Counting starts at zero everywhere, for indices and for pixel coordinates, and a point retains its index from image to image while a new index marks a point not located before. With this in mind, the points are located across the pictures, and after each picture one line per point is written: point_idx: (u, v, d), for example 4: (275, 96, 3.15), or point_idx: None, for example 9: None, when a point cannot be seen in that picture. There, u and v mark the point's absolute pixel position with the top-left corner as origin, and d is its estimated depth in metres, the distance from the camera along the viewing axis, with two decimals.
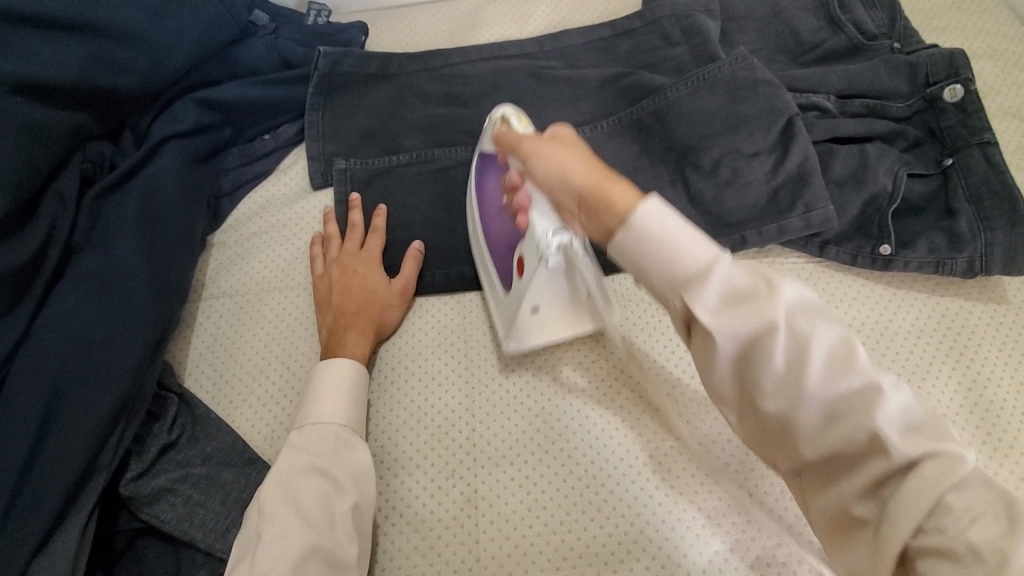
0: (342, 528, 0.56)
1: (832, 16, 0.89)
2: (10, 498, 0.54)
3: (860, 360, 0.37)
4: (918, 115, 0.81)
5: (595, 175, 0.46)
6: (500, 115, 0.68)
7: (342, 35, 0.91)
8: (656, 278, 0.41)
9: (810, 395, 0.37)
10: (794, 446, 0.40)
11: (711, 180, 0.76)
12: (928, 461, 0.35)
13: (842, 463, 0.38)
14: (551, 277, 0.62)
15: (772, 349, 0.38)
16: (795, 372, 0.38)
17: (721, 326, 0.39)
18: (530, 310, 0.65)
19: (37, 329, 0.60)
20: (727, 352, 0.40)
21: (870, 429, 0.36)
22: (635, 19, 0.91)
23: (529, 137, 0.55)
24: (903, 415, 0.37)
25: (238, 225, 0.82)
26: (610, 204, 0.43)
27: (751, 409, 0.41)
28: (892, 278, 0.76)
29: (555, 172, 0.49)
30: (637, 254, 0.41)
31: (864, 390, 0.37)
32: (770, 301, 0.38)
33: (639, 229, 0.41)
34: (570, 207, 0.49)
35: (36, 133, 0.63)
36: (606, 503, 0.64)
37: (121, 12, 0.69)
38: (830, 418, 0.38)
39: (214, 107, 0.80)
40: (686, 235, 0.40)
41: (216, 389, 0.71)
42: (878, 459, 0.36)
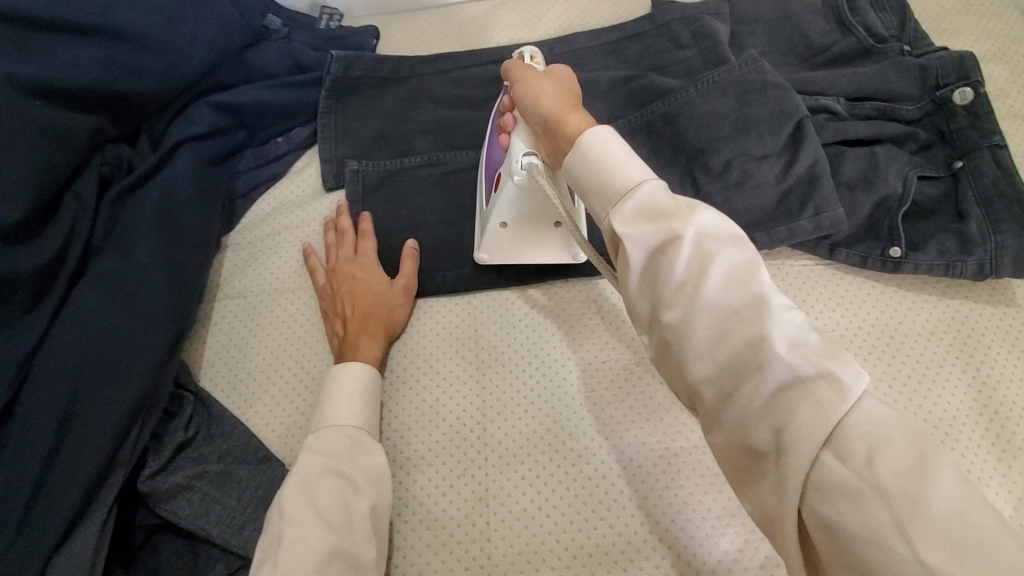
0: (361, 529, 0.57)
1: (842, 19, 0.89)
2: (33, 493, 0.55)
3: (761, 279, 0.41)
4: (928, 118, 0.81)
5: (561, 107, 0.54)
6: (518, 52, 0.70)
7: (354, 39, 0.92)
8: (594, 195, 0.48)
9: (705, 305, 0.41)
10: (687, 362, 0.42)
11: (721, 182, 0.76)
12: (818, 380, 0.37)
13: (735, 381, 0.41)
14: (519, 197, 0.66)
15: (676, 261, 0.42)
16: (694, 283, 0.41)
17: (632, 236, 0.44)
18: (498, 225, 0.70)
19: (58, 327, 0.61)
20: (638, 263, 0.44)
21: (762, 341, 0.39)
22: (645, 22, 0.91)
23: (528, 69, 0.61)
24: (794, 337, 0.39)
25: (252, 226, 0.83)
26: (565, 128, 0.52)
27: (658, 326, 0.44)
28: (902, 280, 0.76)
29: (535, 101, 0.57)
30: (582, 171, 0.48)
31: (756, 305, 0.40)
32: (684, 218, 0.42)
33: (585, 151, 0.48)
34: (540, 132, 0.58)
35: (58, 135, 0.65)
36: (616, 503, 0.64)
37: (140, 17, 0.70)
38: (724, 330, 0.41)
39: (228, 110, 0.81)
40: (623, 162, 0.46)
41: (232, 388, 0.72)
42: (765, 371, 0.39)
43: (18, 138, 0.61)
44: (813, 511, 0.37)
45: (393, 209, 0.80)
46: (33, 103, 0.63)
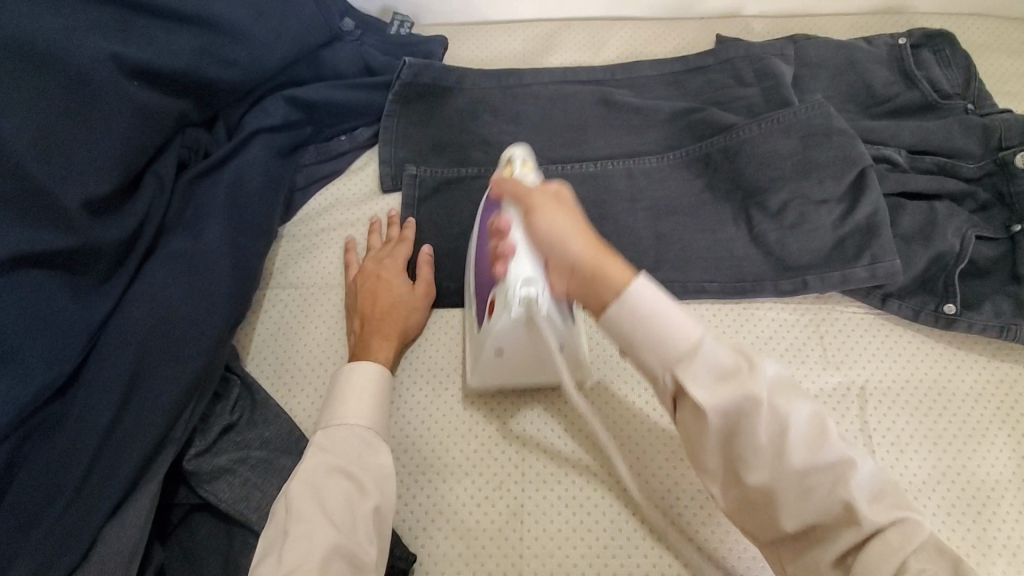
0: (364, 530, 0.55)
1: (907, 72, 0.90)
2: (92, 460, 0.57)
3: (832, 436, 0.44)
4: (988, 178, 0.80)
5: (594, 252, 0.49)
6: (507, 157, 0.64)
7: (423, 47, 0.94)
8: (648, 352, 0.46)
9: (791, 467, 0.43)
10: (775, 518, 0.45)
11: (776, 222, 0.77)
12: (893, 531, 0.43)
13: (820, 532, 0.45)
14: (515, 327, 0.60)
15: (757, 424, 0.43)
16: (775, 447, 0.44)
17: (711, 404, 0.44)
18: (492, 352, 0.64)
19: (127, 302, 0.63)
20: (715, 428, 0.45)
21: (845, 502, 0.43)
22: (708, 57, 0.92)
23: (538, 191, 0.54)
24: (869, 485, 0.44)
25: (309, 218, 0.84)
26: (606, 281, 0.47)
27: (737, 483, 0.46)
28: (953, 336, 0.76)
29: (555, 240, 0.51)
30: (636, 326, 0.46)
31: (836, 464, 0.43)
32: (755, 380, 0.44)
33: (631, 305, 0.46)
34: (561, 271, 0.51)
35: (147, 117, 0.67)
36: (652, 531, 0.64)
37: (233, 10, 0.73)
38: (805, 491, 0.44)
39: (300, 105, 0.83)
40: (678, 319, 0.46)
41: (277, 376, 0.73)
42: (849, 528, 0.43)
43: (113, 118, 0.64)
44: None
45: (447, 216, 0.81)
46: (130, 83, 0.65)
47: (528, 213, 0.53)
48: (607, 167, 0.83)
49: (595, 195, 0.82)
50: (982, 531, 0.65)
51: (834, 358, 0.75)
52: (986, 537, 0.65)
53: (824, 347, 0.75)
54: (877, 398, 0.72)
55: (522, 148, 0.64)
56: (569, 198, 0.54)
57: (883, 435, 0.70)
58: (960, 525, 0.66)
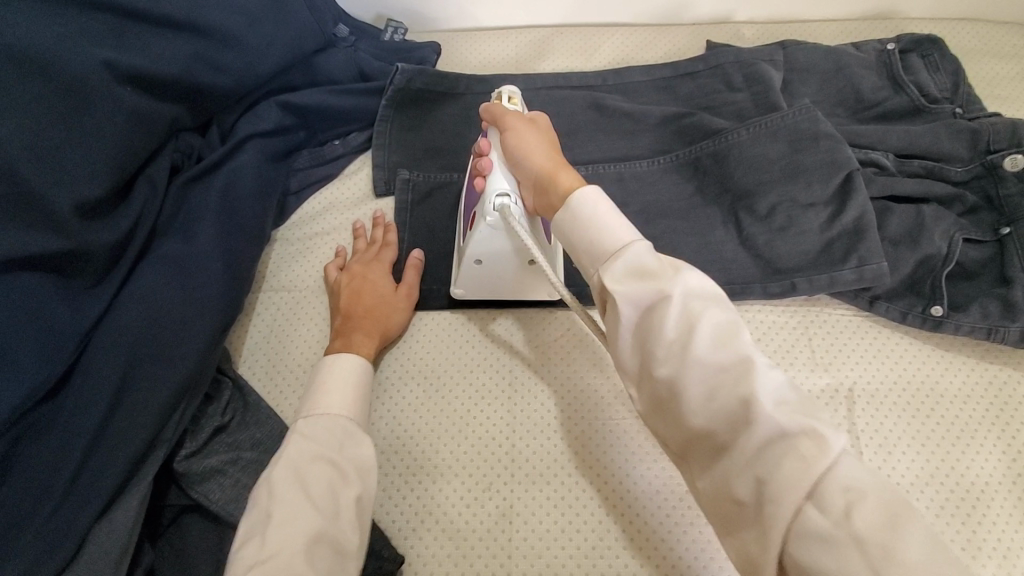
0: (347, 518, 0.55)
1: (895, 77, 0.91)
2: (82, 459, 0.57)
3: (742, 339, 0.45)
4: (976, 181, 0.81)
5: (551, 165, 0.59)
6: (502, 93, 0.73)
7: (416, 53, 0.95)
8: (585, 250, 0.52)
9: (695, 362, 0.44)
10: (682, 417, 0.45)
11: (765, 225, 0.78)
12: (804, 437, 0.41)
13: (722, 439, 0.44)
14: (494, 236, 0.66)
15: (666, 319, 0.46)
16: (682, 344, 0.45)
17: (626, 295, 0.48)
18: (473, 261, 0.70)
19: (119, 305, 0.64)
20: (630, 320, 0.48)
21: (744, 400, 0.43)
22: (699, 62, 0.93)
23: (513, 116, 0.66)
24: (776, 393, 0.43)
25: (303, 221, 0.85)
26: (559, 186, 0.57)
27: (648, 382, 0.47)
28: (941, 339, 0.76)
29: (523, 153, 0.62)
30: (575, 232, 0.53)
31: (740, 364, 0.44)
32: (671, 279, 0.47)
33: (575, 211, 0.53)
34: (528, 184, 0.62)
35: (141, 121, 0.68)
36: (640, 535, 0.64)
37: (227, 16, 0.74)
38: (712, 388, 0.44)
39: (294, 110, 0.84)
40: (612, 223, 0.51)
41: (268, 377, 0.74)
42: (747, 430, 0.42)
43: (107, 123, 0.65)
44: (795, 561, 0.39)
45: (438, 220, 0.82)
46: (123, 88, 0.66)
47: (504, 133, 0.65)
48: (597, 171, 0.84)
49: None
50: (973, 533, 0.65)
51: (823, 360, 0.75)
52: (976, 539, 0.65)
53: (812, 349, 0.76)
54: (864, 399, 0.72)
55: (513, 88, 0.74)
56: (539, 125, 0.67)
57: (871, 437, 0.70)
58: (950, 529, 0.66)
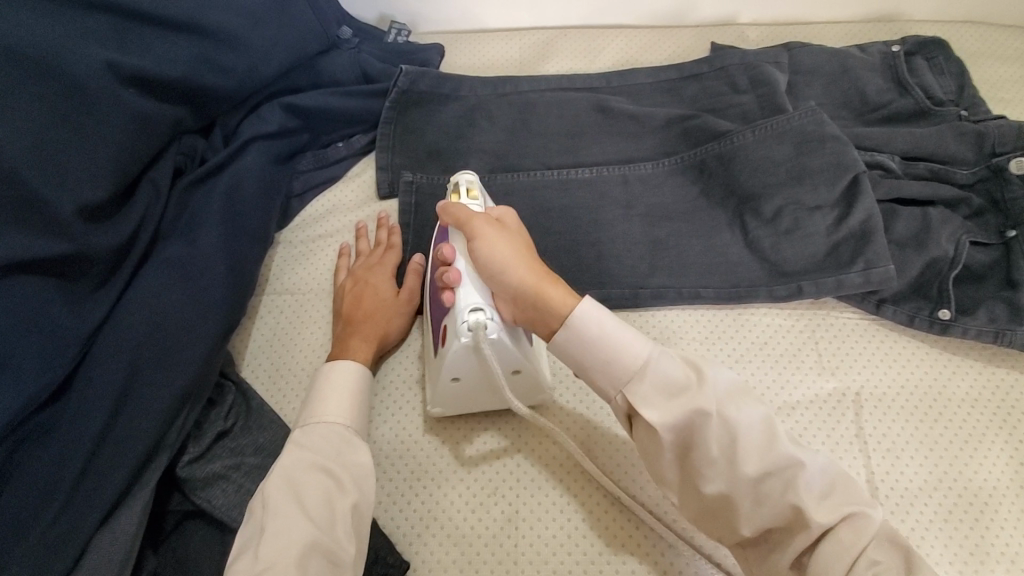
0: (343, 527, 0.55)
1: (900, 79, 0.91)
2: (84, 464, 0.57)
3: (780, 442, 0.50)
4: (982, 184, 0.81)
5: (536, 277, 0.57)
6: (456, 182, 0.68)
7: (420, 54, 0.94)
8: (601, 376, 0.55)
9: (742, 477, 0.49)
10: (734, 525, 0.51)
11: (771, 228, 0.77)
12: (844, 526, 0.48)
13: (777, 535, 0.51)
14: (468, 356, 0.61)
15: (707, 439, 0.50)
16: (728, 458, 0.50)
17: (665, 422, 0.51)
18: (448, 380, 0.64)
19: (122, 308, 0.64)
20: (670, 441, 0.52)
21: (794, 505, 0.49)
22: (704, 64, 0.93)
23: (478, 217, 0.62)
24: (818, 485, 0.50)
25: (306, 224, 0.85)
26: (550, 305, 0.56)
27: (697, 496, 0.52)
28: (949, 342, 0.76)
29: (497, 265, 0.58)
30: (586, 351, 0.55)
31: (785, 467, 0.49)
32: (703, 394, 0.50)
33: (579, 330, 0.55)
34: (507, 299, 0.59)
35: (143, 123, 0.68)
36: (647, 541, 0.64)
37: (230, 18, 0.73)
38: (758, 495, 0.49)
39: (297, 112, 0.83)
40: (627, 341, 0.54)
41: (272, 381, 0.73)
42: (801, 526, 0.49)
43: (110, 125, 0.64)
44: None
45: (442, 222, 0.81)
46: (126, 90, 0.66)
47: (471, 240, 0.61)
48: (601, 173, 0.84)
49: (590, 201, 0.82)
50: (981, 538, 0.65)
51: (831, 363, 0.75)
52: (983, 544, 0.65)
53: (819, 352, 0.75)
54: (872, 403, 0.72)
55: (469, 175, 0.70)
56: (509, 224, 0.64)
57: (879, 442, 0.70)
58: (958, 533, 0.65)
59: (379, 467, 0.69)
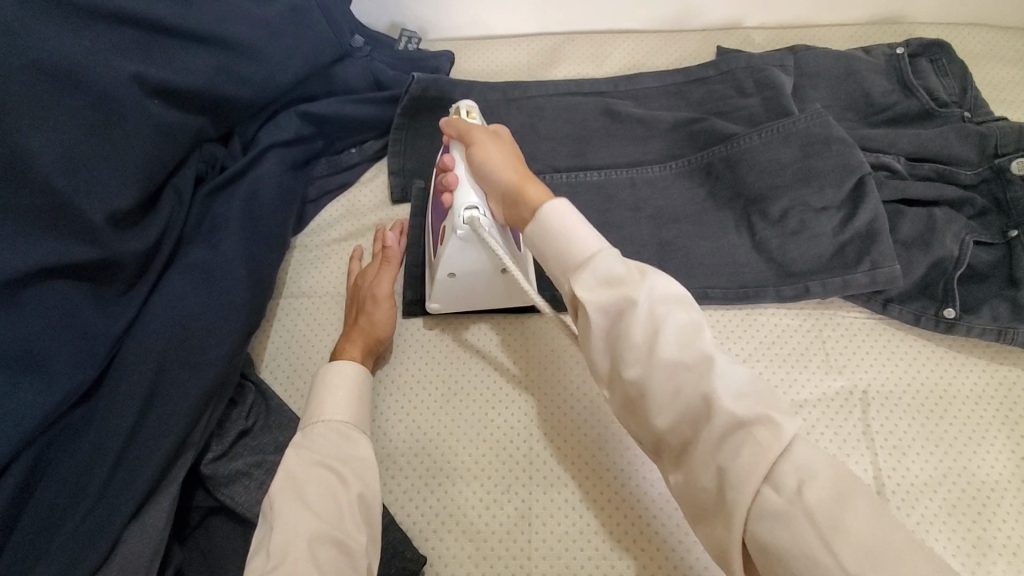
0: (351, 518, 0.56)
1: (905, 82, 0.92)
2: (115, 461, 0.59)
3: (703, 338, 0.48)
4: (985, 184, 0.82)
5: (518, 177, 0.61)
6: (456, 109, 0.74)
7: (430, 62, 0.97)
8: (554, 261, 0.55)
9: (659, 360, 0.48)
10: (649, 415, 0.50)
11: (778, 229, 0.79)
12: (761, 426, 0.45)
13: (689, 434, 0.48)
14: (466, 248, 0.67)
15: (632, 326, 0.49)
16: (649, 344, 0.49)
17: (593, 303, 0.51)
18: (446, 276, 0.70)
19: (148, 311, 0.66)
20: (600, 326, 0.51)
21: (707, 397, 0.47)
22: (710, 68, 0.94)
23: (477, 130, 0.68)
24: (735, 386, 0.47)
25: (321, 228, 0.87)
26: (526, 197, 0.59)
27: (620, 382, 0.51)
28: (954, 340, 0.77)
29: (489, 164, 0.63)
30: (544, 240, 0.56)
31: (703, 362, 0.48)
32: (638, 285, 0.50)
33: (543, 222, 0.56)
34: (497, 196, 0.63)
35: (167, 134, 0.70)
36: (657, 537, 0.65)
37: (249, 29, 0.75)
38: (674, 386, 0.48)
39: (313, 120, 0.85)
40: (582, 231, 0.55)
41: (290, 381, 0.75)
42: (709, 419, 0.47)
43: (137, 136, 0.67)
44: (756, 540, 0.44)
45: None
46: (150, 101, 0.68)
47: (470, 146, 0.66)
48: (610, 176, 0.85)
49: (598, 204, 0.84)
50: (982, 531, 0.66)
51: (837, 362, 0.76)
52: (985, 537, 0.66)
53: (827, 352, 0.77)
54: (878, 401, 0.73)
55: (469, 102, 0.75)
56: (504, 138, 0.68)
57: (886, 439, 0.71)
58: (961, 526, 0.66)
59: (396, 465, 0.70)
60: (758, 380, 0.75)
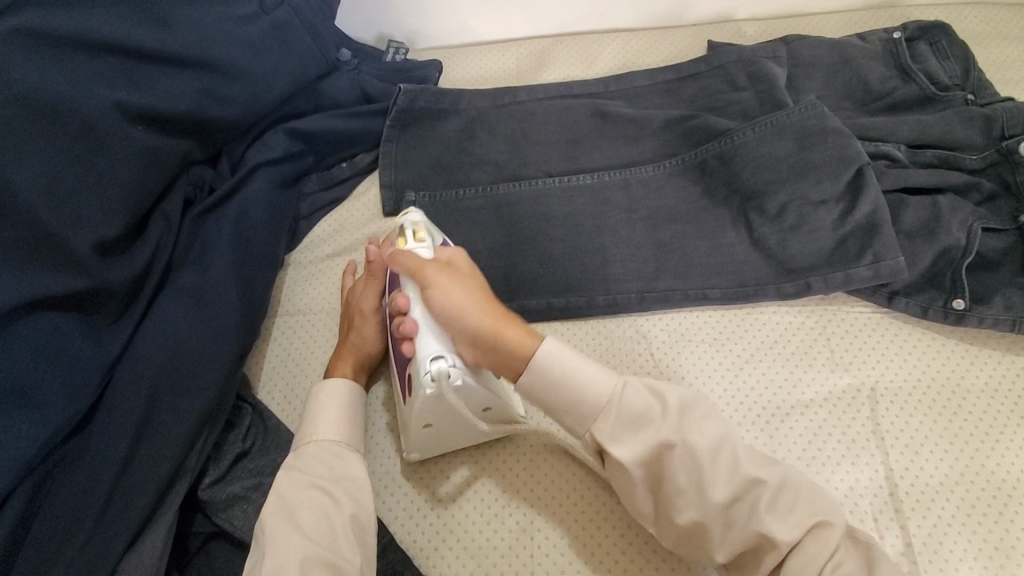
0: (345, 540, 0.56)
1: (904, 67, 0.89)
2: (110, 490, 0.59)
3: (742, 465, 0.52)
4: (993, 168, 0.80)
5: (493, 320, 0.57)
6: (403, 226, 0.67)
7: (418, 72, 0.96)
8: (564, 412, 0.56)
9: (708, 503, 0.51)
10: (709, 552, 0.53)
11: (776, 225, 0.77)
12: (810, 539, 0.51)
13: (749, 559, 0.53)
14: (435, 406, 0.60)
15: (676, 467, 0.53)
16: (695, 486, 0.52)
17: (630, 454, 0.54)
18: (420, 426, 0.64)
19: (140, 337, 0.66)
20: (641, 477, 0.54)
21: (757, 528, 0.51)
22: (701, 63, 0.92)
23: (430, 264, 0.61)
24: (779, 500, 0.52)
25: (313, 245, 0.86)
26: (508, 345, 0.56)
27: (670, 524, 0.55)
28: (965, 332, 0.75)
29: (455, 312, 0.58)
30: (549, 394, 0.56)
31: (745, 483, 0.51)
32: (667, 424, 0.53)
33: (540, 373, 0.56)
34: (467, 344, 0.58)
35: (153, 159, 0.70)
36: (661, 546, 0.64)
37: (231, 49, 0.75)
38: (727, 520, 0.52)
39: (301, 137, 0.85)
40: (592, 375, 0.55)
41: (287, 401, 0.75)
42: (766, 545, 0.51)
43: (122, 164, 0.67)
44: None
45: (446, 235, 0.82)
46: (134, 127, 0.68)
47: (426, 288, 0.59)
48: (603, 179, 0.84)
49: (592, 208, 0.82)
50: (1004, 532, 0.63)
51: (843, 359, 0.74)
52: (1008, 538, 0.63)
53: (832, 348, 0.75)
54: (888, 398, 0.71)
55: (415, 216, 0.69)
56: (459, 267, 0.63)
57: (898, 437, 0.69)
58: (982, 527, 0.64)
59: (395, 481, 0.70)
60: (762, 382, 0.73)
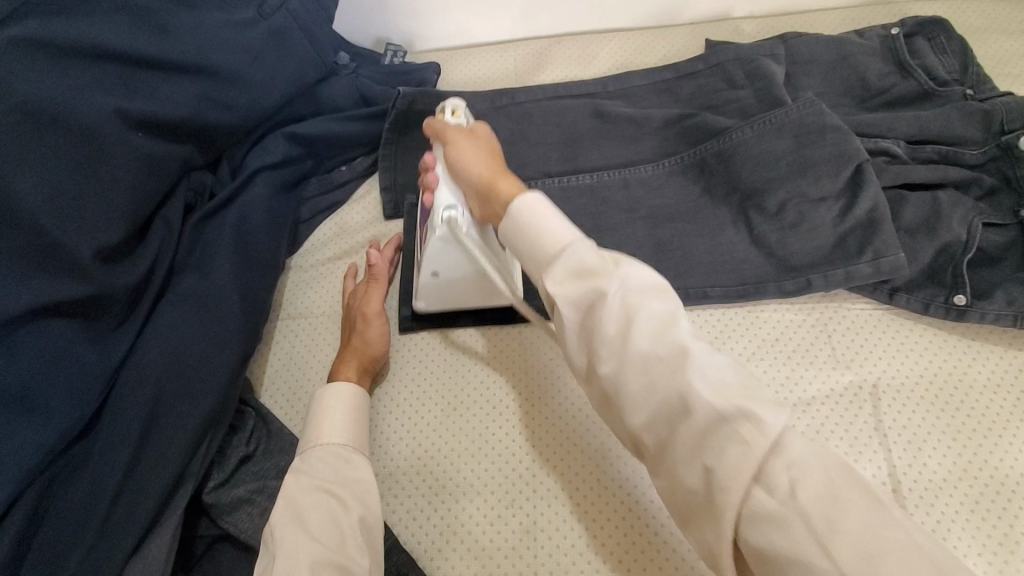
0: (353, 542, 0.56)
1: (902, 62, 0.89)
2: (115, 495, 0.59)
3: (678, 332, 0.49)
4: (993, 163, 0.80)
5: (491, 173, 0.63)
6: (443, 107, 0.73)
7: (416, 75, 0.96)
8: (532, 254, 0.56)
9: (630, 356, 0.49)
10: (625, 414, 0.50)
11: (775, 222, 0.77)
12: (743, 422, 0.45)
13: (666, 432, 0.49)
14: (444, 252, 0.70)
15: (605, 319, 0.50)
16: (621, 338, 0.50)
17: (567, 297, 0.52)
18: (428, 275, 0.73)
19: (142, 343, 0.66)
20: (575, 321, 0.53)
21: (680, 392, 0.47)
22: (699, 62, 0.92)
23: (454, 131, 0.69)
24: (717, 377, 0.48)
25: (314, 248, 0.87)
26: (500, 197, 0.61)
27: (595, 380, 0.53)
28: (966, 328, 0.75)
29: (465, 166, 0.65)
30: (521, 235, 0.57)
31: (677, 354, 0.48)
32: (609, 277, 0.51)
33: (521, 216, 0.57)
34: (473, 190, 0.65)
35: (153, 165, 0.70)
36: (665, 546, 0.64)
37: (230, 55, 0.75)
38: (649, 379, 0.49)
39: (300, 141, 0.85)
40: (557, 225, 0.55)
41: (290, 405, 0.75)
42: (685, 415, 0.47)
43: (123, 170, 0.67)
44: (748, 544, 0.44)
45: None
46: (134, 134, 0.68)
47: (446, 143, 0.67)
48: (602, 178, 0.84)
49: (591, 207, 0.82)
50: (1007, 526, 0.63)
51: (844, 356, 0.74)
52: (1011, 533, 0.63)
53: (833, 346, 0.75)
54: (890, 395, 0.71)
55: (456, 101, 0.74)
56: (481, 135, 0.69)
57: (900, 434, 0.69)
58: (986, 523, 0.64)
59: (398, 484, 0.70)
60: (763, 380, 0.73)
